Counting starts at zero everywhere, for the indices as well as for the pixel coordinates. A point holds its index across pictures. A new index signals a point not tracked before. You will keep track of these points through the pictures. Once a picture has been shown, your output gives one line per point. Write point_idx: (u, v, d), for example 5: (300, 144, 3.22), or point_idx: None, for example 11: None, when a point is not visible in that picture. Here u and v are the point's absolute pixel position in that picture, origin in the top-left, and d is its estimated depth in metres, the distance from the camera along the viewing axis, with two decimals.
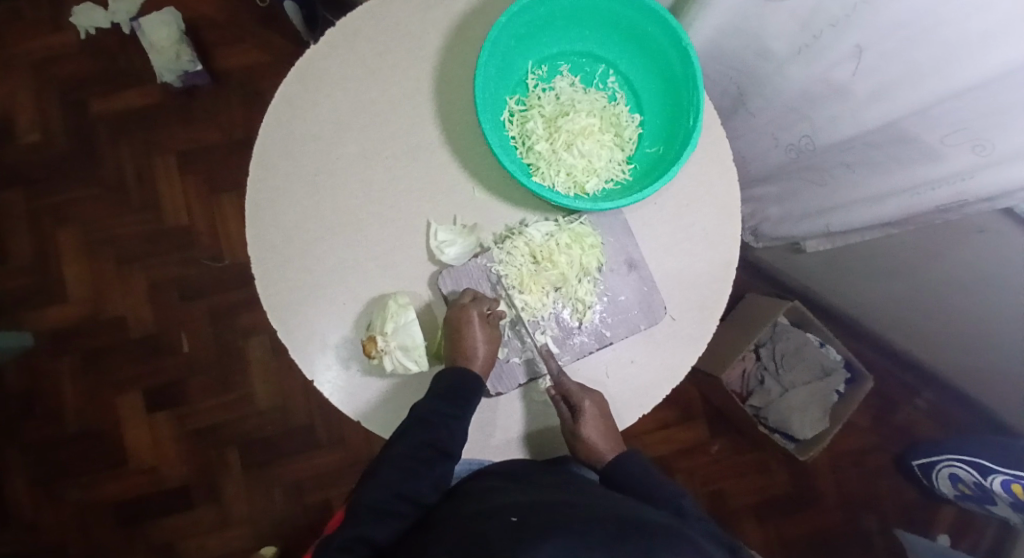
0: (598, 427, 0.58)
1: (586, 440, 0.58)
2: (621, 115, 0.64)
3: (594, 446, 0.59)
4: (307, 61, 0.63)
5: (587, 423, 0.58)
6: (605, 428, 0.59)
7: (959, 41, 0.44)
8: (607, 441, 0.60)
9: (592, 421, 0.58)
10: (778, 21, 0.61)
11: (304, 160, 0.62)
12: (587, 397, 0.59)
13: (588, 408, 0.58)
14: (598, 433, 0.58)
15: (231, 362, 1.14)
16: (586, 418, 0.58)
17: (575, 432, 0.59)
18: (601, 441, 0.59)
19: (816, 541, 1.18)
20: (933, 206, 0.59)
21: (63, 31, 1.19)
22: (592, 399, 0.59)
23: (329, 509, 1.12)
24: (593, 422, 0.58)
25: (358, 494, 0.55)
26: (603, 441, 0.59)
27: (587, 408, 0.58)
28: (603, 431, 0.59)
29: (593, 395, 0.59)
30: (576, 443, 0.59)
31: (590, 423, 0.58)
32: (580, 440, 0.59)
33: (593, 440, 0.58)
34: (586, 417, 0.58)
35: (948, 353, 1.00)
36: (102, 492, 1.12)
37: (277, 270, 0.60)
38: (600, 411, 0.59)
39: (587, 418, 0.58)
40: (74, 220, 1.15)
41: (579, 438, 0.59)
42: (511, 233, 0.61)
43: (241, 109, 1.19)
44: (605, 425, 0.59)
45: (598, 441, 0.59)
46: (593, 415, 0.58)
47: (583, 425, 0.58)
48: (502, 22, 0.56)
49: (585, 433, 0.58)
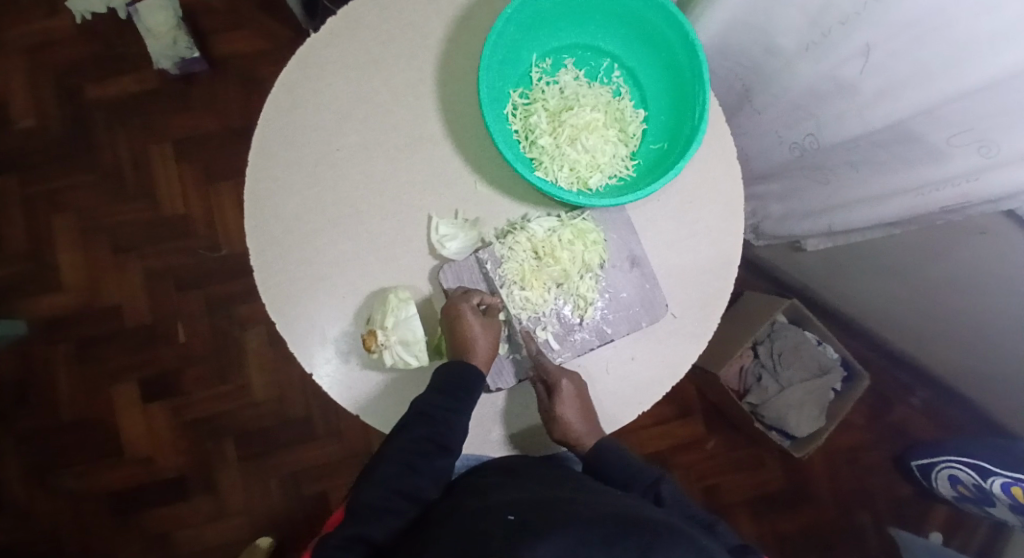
0: (574, 406, 0.58)
1: (563, 420, 0.58)
2: (626, 110, 0.63)
3: (575, 433, 0.59)
4: (309, 49, 0.62)
5: (563, 401, 0.58)
6: (582, 408, 0.59)
7: (969, 39, 0.44)
8: (584, 423, 0.59)
9: (568, 400, 0.58)
10: (787, 17, 0.61)
11: (305, 152, 0.61)
12: (565, 376, 0.58)
13: (565, 386, 0.58)
14: (574, 412, 0.58)
15: (227, 353, 1.13)
16: (562, 397, 0.58)
17: (551, 411, 0.58)
18: (578, 421, 0.58)
19: (808, 537, 1.19)
20: (936, 207, 0.58)
21: (58, 15, 1.17)
22: (569, 378, 0.58)
23: (325, 501, 1.12)
24: (569, 401, 0.58)
25: (357, 489, 0.55)
26: (579, 422, 0.59)
27: (565, 387, 0.58)
28: (579, 411, 0.58)
29: (571, 375, 0.59)
30: (553, 425, 0.59)
31: (567, 403, 0.58)
32: (556, 420, 0.58)
33: (569, 419, 0.58)
34: (562, 395, 0.58)
35: (945, 353, 1.01)
36: (97, 481, 1.11)
37: (277, 262, 0.60)
38: (578, 391, 0.59)
39: (564, 397, 0.58)
40: (69, 208, 1.14)
41: (555, 418, 0.58)
42: (512, 229, 0.61)
43: (239, 98, 1.17)
44: (582, 405, 0.59)
45: (575, 421, 0.58)
46: (570, 395, 0.58)
47: (559, 405, 0.58)
48: (508, 13, 0.55)
49: (560, 411, 0.58)
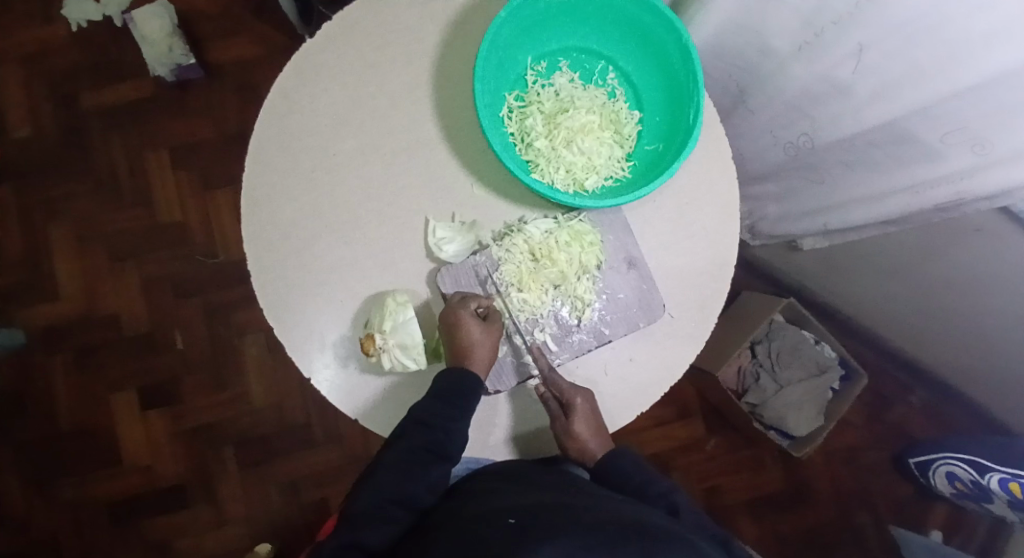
0: (589, 423, 0.58)
1: (579, 438, 0.58)
2: (621, 112, 0.63)
3: (579, 441, 0.59)
4: (304, 55, 0.62)
5: (580, 419, 0.58)
6: (595, 425, 0.59)
7: (962, 39, 0.44)
8: (597, 439, 0.60)
9: (584, 418, 0.58)
10: (780, 18, 0.61)
11: (302, 157, 0.61)
12: (579, 395, 0.58)
13: (580, 404, 0.58)
14: (589, 430, 0.58)
15: (225, 360, 1.13)
16: (577, 415, 0.58)
17: (567, 430, 0.58)
18: (592, 438, 0.59)
19: (809, 537, 1.19)
20: (932, 205, 0.58)
21: (54, 23, 1.17)
22: (583, 396, 0.59)
23: (325, 507, 1.12)
24: (585, 419, 0.58)
25: (356, 495, 0.55)
26: (593, 438, 0.59)
27: (580, 406, 0.58)
28: (594, 428, 0.59)
29: (585, 394, 0.59)
30: (567, 441, 0.59)
31: (583, 420, 0.58)
32: (571, 438, 0.58)
33: (585, 436, 0.58)
34: (577, 414, 0.58)
35: (943, 352, 1.01)
36: (95, 490, 1.11)
37: (274, 267, 0.60)
38: (592, 409, 0.59)
39: (579, 415, 0.58)
40: (66, 216, 1.14)
41: (572, 436, 0.58)
42: (510, 231, 0.61)
43: (234, 104, 1.17)
44: (596, 422, 0.59)
45: (589, 438, 0.59)
46: (585, 412, 0.58)
47: (575, 423, 0.58)
48: (503, 16, 0.55)
49: (577, 429, 0.58)
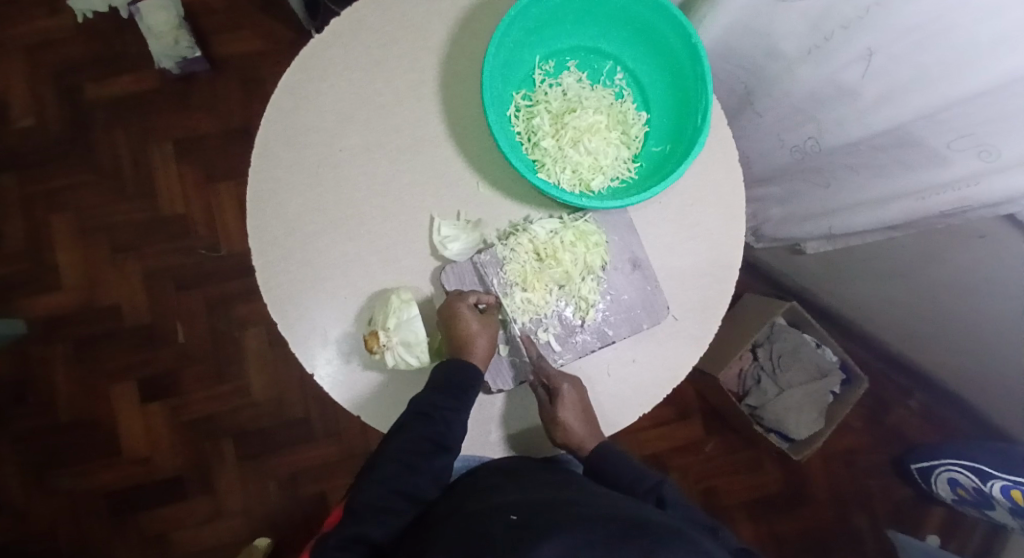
0: (575, 410, 0.58)
1: (565, 425, 0.58)
2: (628, 112, 0.63)
3: (571, 431, 0.58)
4: (310, 51, 0.62)
5: (564, 405, 0.58)
6: (582, 412, 0.59)
7: (970, 45, 0.44)
8: (585, 427, 0.59)
9: (569, 405, 0.58)
10: (788, 22, 0.61)
11: (307, 152, 0.61)
12: (565, 380, 0.59)
13: (566, 390, 0.58)
14: (574, 417, 0.58)
15: (226, 353, 1.13)
16: (563, 402, 0.58)
17: (553, 417, 0.58)
18: (579, 425, 0.58)
19: (805, 539, 1.19)
20: (935, 210, 0.58)
21: (59, 14, 1.17)
22: (570, 383, 0.59)
23: (324, 501, 1.12)
24: (571, 406, 0.58)
25: (357, 488, 0.55)
26: (581, 426, 0.58)
27: (566, 391, 0.58)
28: (580, 415, 0.58)
29: (572, 380, 0.59)
30: (554, 430, 0.59)
31: (569, 406, 0.58)
32: (558, 425, 0.58)
33: (574, 428, 0.58)
34: (563, 400, 0.58)
35: (943, 357, 1.01)
36: (94, 481, 1.11)
37: (279, 262, 0.60)
38: (580, 396, 0.59)
39: (564, 400, 0.58)
40: (68, 207, 1.14)
41: (558, 423, 0.58)
42: (515, 230, 0.61)
43: (239, 98, 1.17)
44: (583, 409, 0.59)
45: (576, 425, 0.58)
46: (571, 399, 0.58)
47: (561, 409, 0.58)
48: (511, 15, 0.55)
49: (562, 416, 0.58)
